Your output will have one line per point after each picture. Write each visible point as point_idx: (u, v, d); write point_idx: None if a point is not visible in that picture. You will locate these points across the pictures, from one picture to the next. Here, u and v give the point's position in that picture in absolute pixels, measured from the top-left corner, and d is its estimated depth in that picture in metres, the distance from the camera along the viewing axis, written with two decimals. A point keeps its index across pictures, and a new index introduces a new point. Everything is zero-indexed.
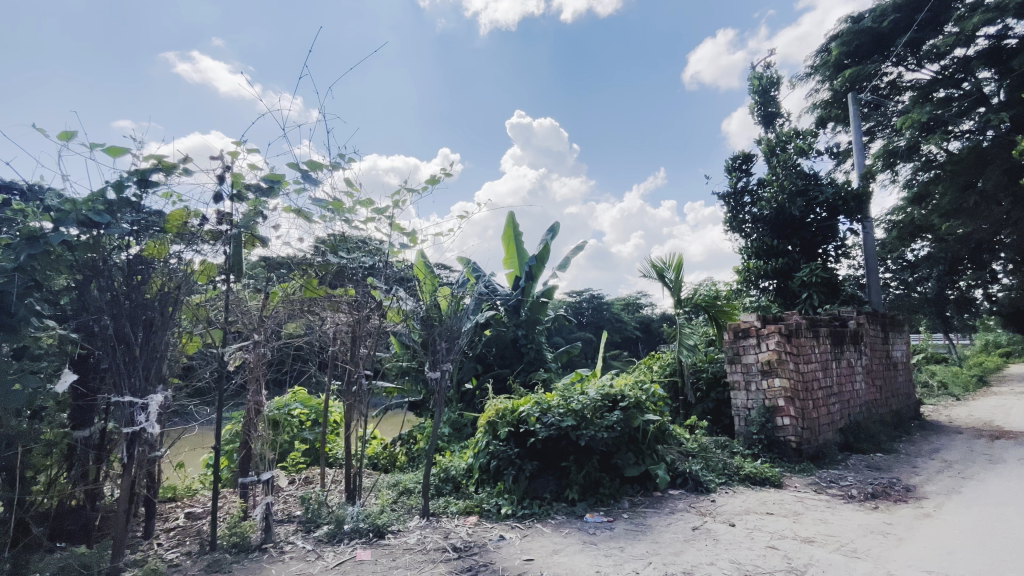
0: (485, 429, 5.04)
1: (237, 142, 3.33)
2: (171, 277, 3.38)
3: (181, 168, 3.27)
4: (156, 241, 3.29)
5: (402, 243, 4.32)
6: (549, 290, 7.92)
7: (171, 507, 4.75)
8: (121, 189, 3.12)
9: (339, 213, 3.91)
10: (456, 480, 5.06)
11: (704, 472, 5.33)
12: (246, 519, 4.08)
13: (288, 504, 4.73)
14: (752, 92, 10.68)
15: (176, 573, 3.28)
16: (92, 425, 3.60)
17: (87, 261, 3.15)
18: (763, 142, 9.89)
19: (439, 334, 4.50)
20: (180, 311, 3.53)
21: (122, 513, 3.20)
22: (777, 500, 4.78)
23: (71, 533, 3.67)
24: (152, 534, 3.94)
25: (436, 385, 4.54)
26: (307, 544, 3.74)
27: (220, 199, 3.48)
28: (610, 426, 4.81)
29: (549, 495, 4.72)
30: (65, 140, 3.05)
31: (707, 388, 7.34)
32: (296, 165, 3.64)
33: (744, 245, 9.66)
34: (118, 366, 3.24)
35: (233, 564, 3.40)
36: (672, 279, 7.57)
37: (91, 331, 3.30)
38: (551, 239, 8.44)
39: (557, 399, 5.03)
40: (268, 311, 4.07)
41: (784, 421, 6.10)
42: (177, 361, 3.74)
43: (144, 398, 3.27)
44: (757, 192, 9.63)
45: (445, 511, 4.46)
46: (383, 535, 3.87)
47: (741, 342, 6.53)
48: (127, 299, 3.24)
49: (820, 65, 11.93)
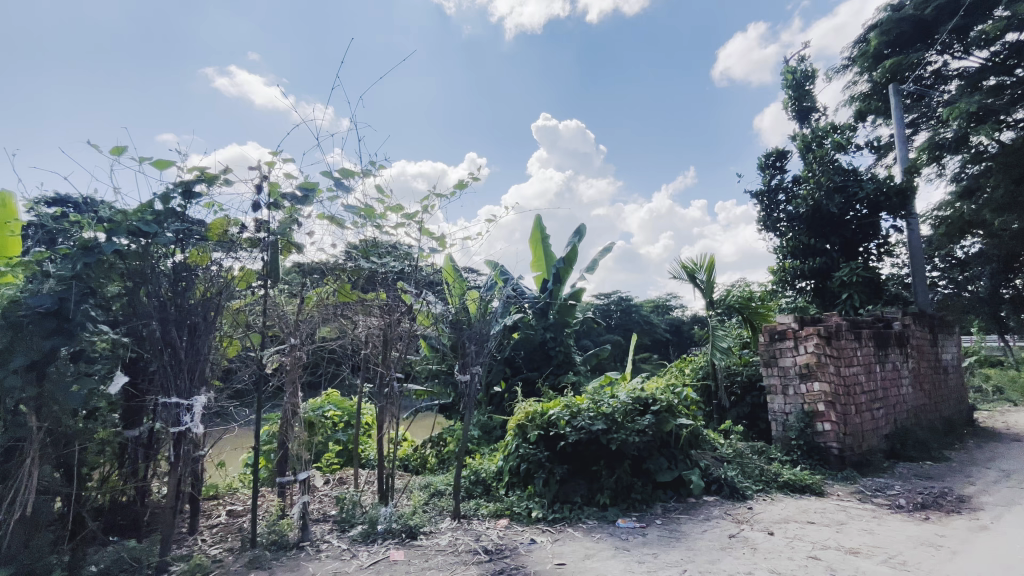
0: (514, 432, 5.05)
1: (273, 152, 3.47)
2: (213, 284, 3.55)
3: (222, 179, 3.42)
4: (199, 249, 3.48)
5: (432, 248, 4.39)
6: (577, 292, 7.89)
7: (214, 505, 4.94)
8: (168, 200, 3.28)
9: (370, 219, 4.00)
10: (486, 482, 5.07)
11: (740, 478, 5.18)
12: (284, 518, 4.20)
13: (324, 504, 4.85)
14: (786, 87, 10.39)
15: (219, 569, 3.40)
16: (141, 425, 3.82)
17: (137, 269, 3.32)
18: (798, 138, 9.60)
19: (468, 338, 4.57)
20: (221, 316, 3.70)
21: (169, 510, 3.35)
22: (819, 509, 4.60)
23: (123, 526, 3.88)
24: (196, 530, 4.11)
25: (466, 387, 4.60)
26: (342, 543, 3.81)
27: (259, 208, 3.61)
28: (641, 430, 4.77)
29: (581, 499, 4.67)
30: (116, 155, 3.23)
31: (742, 392, 7.14)
32: (329, 173, 3.75)
33: (779, 244, 9.39)
34: (165, 369, 3.41)
35: (272, 561, 3.50)
36: (704, 279, 7.41)
37: (139, 335, 3.47)
38: (579, 240, 8.42)
39: (587, 402, 4.99)
40: (303, 316, 4.21)
41: (825, 427, 5.87)
42: (218, 364, 3.89)
43: (189, 399, 3.43)
44: (792, 189, 9.36)
45: (475, 513, 4.47)
46: (416, 536, 3.91)
47: (777, 344, 6.32)
48: (173, 304, 3.42)
49: (859, 56, 11.47)
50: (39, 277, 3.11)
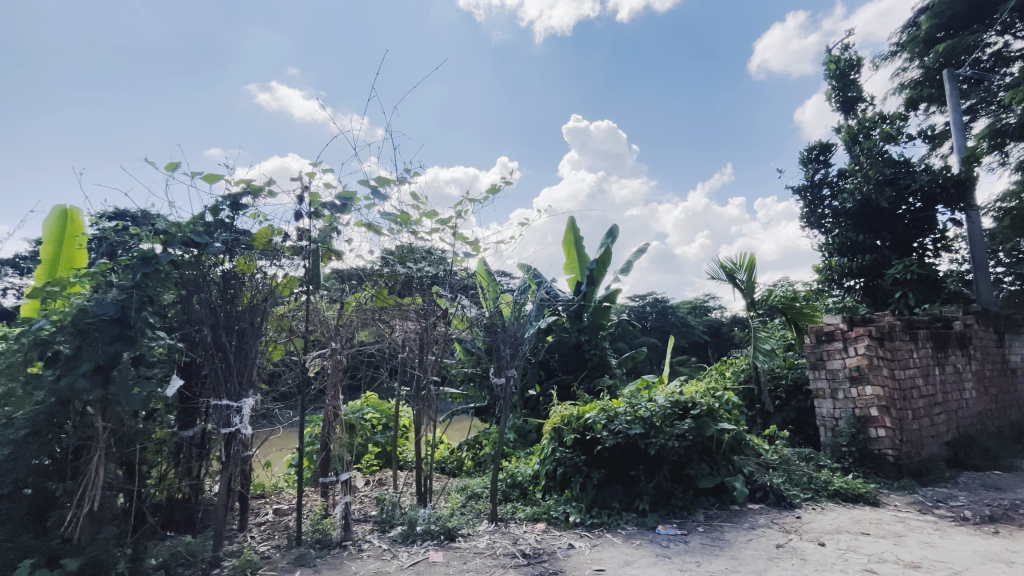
0: (550, 436, 5.00)
1: (313, 164, 3.61)
2: (259, 290, 3.73)
3: (267, 191, 3.57)
4: (245, 258, 3.66)
5: (466, 252, 4.44)
6: (612, 294, 7.79)
7: (262, 503, 5.14)
8: (217, 212, 3.46)
9: (406, 225, 4.09)
10: (523, 486, 5.06)
11: (787, 486, 4.97)
12: (327, 517, 4.33)
13: (365, 504, 4.97)
14: (828, 77, 9.97)
15: (268, 565, 3.53)
16: (195, 426, 3.99)
17: (190, 278, 3.52)
18: (844, 130, 9.16)
19: (503, 341, 4.60)
20: (267, 322, 3.86)
21: (221, 507, 3.53)
22: (874, 520, 4.35)
23: (179, 522, 4.10)
24: (246, 527, 4.29)
25: (501, 391, 4.63)
26: (383, 543, 3.89)
27: (301, 217, 3.75)
28: (681, 435, 4.67)
29: (619, 504, 4.59)
30: (170, 170, 3.43)
31: (787, 397, 6.87)
32: (366, 182, 3.86)
33: (825, 241, 9.00)
34: (217, 372, 3.60)
35: (317, 559, 3.61)
36: (744, 279, 7.18)
37: (193, 340, 3.67)
38: (612, 241, 8.32)
39: (624, 406, 4.91)
40: (343, 321, 4.33)
41: (879, 433, 5.57)
42: (264, 368, 4.04)
43: (238, 402, 3.60)
44: (837, 183, 8.97)
45: (513, 516, 4.47)
46: (454, 538, 3.96)
47: (825, 346, 6.06)
48: (222, 311, 3.60)
49: (908, 42, 10.88)
50: (103, 287, 3.31)
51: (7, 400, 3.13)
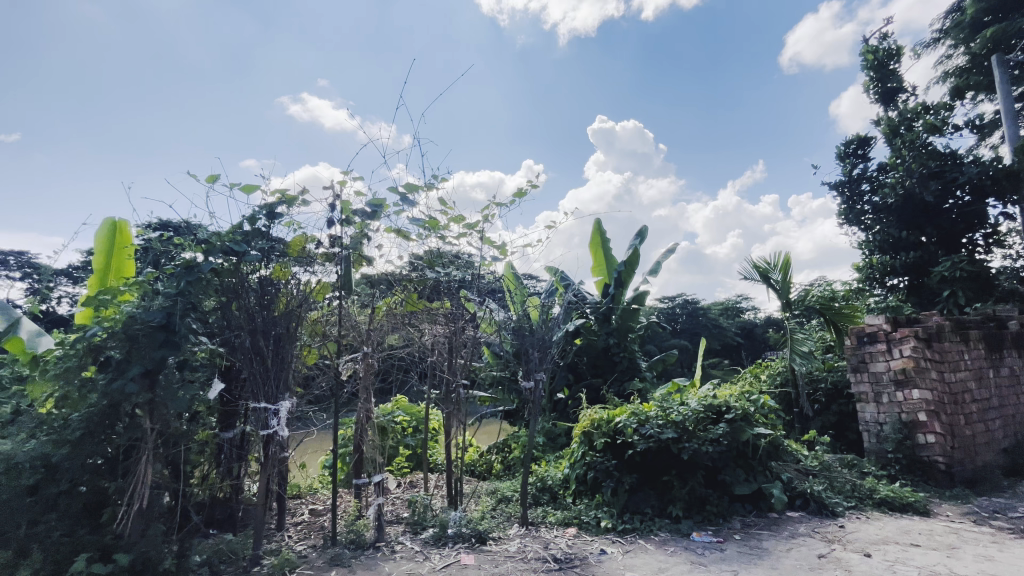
0: (580, 439, 4.96)
1: (344, 172, 3.70)
2: (294, 296, 3.86)
3: (300, 200, 3.68)
4: (280, 265, 3.79)
5: (493, 256, 4.46)
6: (640, 295, 7.69)
7: (298, 503, 5.28)
8: (254, 221, 3.59)
9: (434, 230, 4.14)
10: (553, 490, 5.03)
11: (829, 493, 4.78)
12: (360, 518, 4.41)
13: (396, 506, 5.04)
14: (865, 69, 9.60)
15: (305, 564, 3.62)
16: (235, 428, 4.15)
17: (230, 285, 3.66)
18: (883, 122, 8.79)
19: (531, 344, 4.60)
20: (302, 326, 3.98)
21: (260, 507, 3.67)
22: (925, 531, 4.14)
23: (221, 521, 4.26)
24: (284, 526, 4.41)
25: (530, 394, 4.62)
26: (415, 544, 3.94)
27: (333, 224, 3.85)
28: (715, 439, 4.57)
29: (652, 510, 4.51)
30: (211, 182, 3.58)
31: (827, 401, 6.62)
32: (395, 189, 3.93)
33: (865, 238, 8.65)
34: (255, 376, 3.72)
35: (352, 559, 3.68)
36: (779, 279, 6.97)
37: (233, 345, 3.80)
38: (640, 242, 8.21)
39: (655, 410, 4.83)
40: (374, 325, 4.42)
41: (928, 439, 5.30)
42: (299, 372, 4.15)
43: (276, 404, 3.72)
44: (878, 178, 8.61)
45: (543, 520, 4.45)
46: (485, 541, 3.97)
47: (867, 348, 5.83)
48: (260, 316, 3.73)
49: (952, 28, 10.36)
50: (150, 295, 3.47)
51: (64, 402, 3.31)
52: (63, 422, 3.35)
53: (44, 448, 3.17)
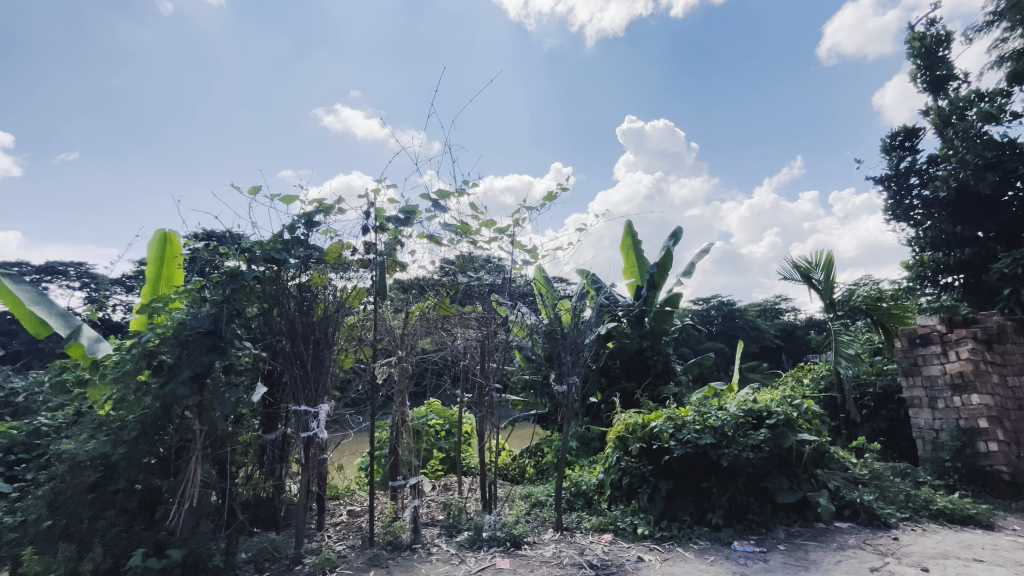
0: (615, 444, 4.89)
1: (378, 180, 3.79)
2: (332, 302, 3.98)
3: (337, 209, 3.80)
4: (318, 272, 3.92)
5: (524, 260, 4.47)
6: (674, 297, 7.54)
7: (337, 504, 5.41)
8: (294, 230, 3.72)
9: (466, 235, 4.19)
10: (588, 495, 4.96)
11: (881, 503, 4.55)
12: (397, 520, 4.48)
13: (432, 508, 5.09)
14: (912, 56, 9.14)
15: (344, 564, 3.70)
16: (277, 430, 4.29)
17: (272, 291, 3.81)
18: (933, 112, 8.33)
19: (564, 348, 4.58)
20: (339, 331, 4.09)
21: (302, 506, 3.78)
22: (989, 546, 3.88)
23: (265, 520, 4.41)
24: (324, 527, 4.53)
25: (563, 398, 4.60)
26: (451, 547, 3.98)
27: (368, 231, 3.95)
28: (756, 445, 4.42)
29: (690, 517, 4.40)
30: (253, 194, 3.74)
31: (876, 406, 6.32)
32: (427, 196, 4.01)
33: (915, 234, 8.22)
34: (296, 380, 3.85)
35: (389, 560, 3.74)
36: (821, 279, 6.69)
37: (274, 349, 3.94)
38: (673, 243, 8.06)
39: (692, 414, 4.72)
40: (408, 329, 4.49)
41: (990, 447, 4.98)
42: (337, 376, 4.27)
43: (315, 407, 3.83)
44: (928, 170, 8.18)
45: (578, 526, 4.40)
46: (520, 546, 3.95)
47: (919, 351, 5.54)
48: (300, 322, 3.85)
49: (1008, 9, 9.73)
50: (198, 302, 3.64)
51: (122, 403, 3.50)
52: (120, 423, 3.54)
53: (103, 447, 3.37)
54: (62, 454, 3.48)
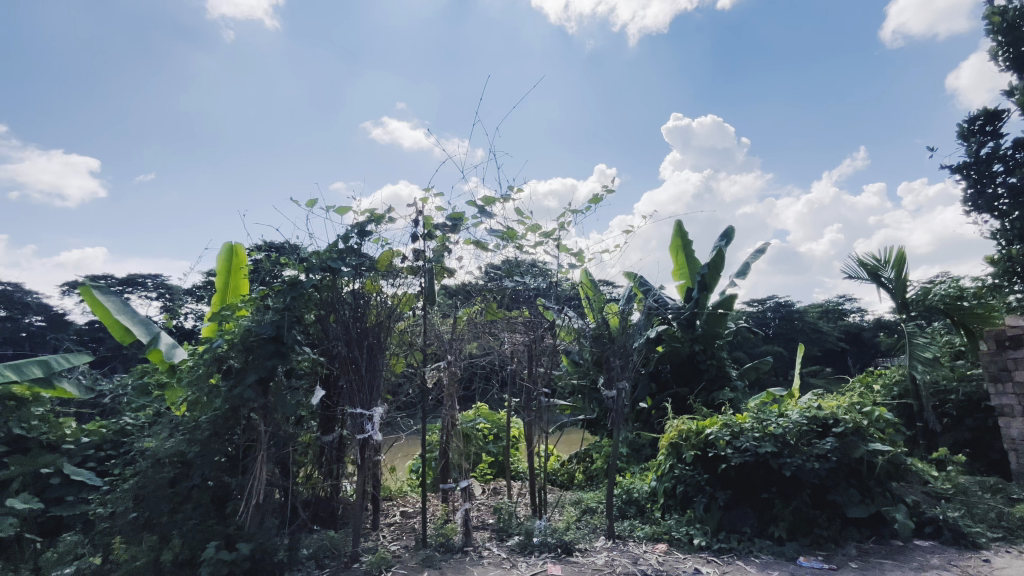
0: (667, 451, 4.74)
1: (427, 189, 3.89)
2: (383, 308, 4.11)
3: (387, 218, 3.93)
4: (371, 279, 4.07)
5: (570, 264, 4.44)
6: (727, 299, 7.24)
7: (390, 505, 5.56)
8: (348, 239, 3.87)
9: (512, 240, 4.21)
10: (640, 503, 4.82)
11: (968, 521, 4.16)
12: (449, 522, 4.54)
13: (482, 512, 5.13)
14: (991, 33, 8.38)
15: (399, 563, 3.79)
16: (334, 432, 4.47)
17: (328, 299, 3.98)
18: (1018, 91, 7.59)
19: (613, 352, 4.51)
20: (390, 337, 4.22)
21: (358, 506, 3.91)
22: None
23: (324, 518, 4.59)
24: (378, 527, 4.65)
25: (612, 403, 4.53)
26: (502, 551, 3.98)
27: (417, 239, 4.05)
28: (823, 455, 4.16)
29: (750, 530, 4.21)
30: (310, 207, 3.94)
31: (958, 414, 5.82)
32: (473, 202, 4.07)
33: (1001, 226, 7.50)
34: (352, 383, 4.00)
35: (442, 562, 3.80)
36: (892, 278, 6.23)
37: (331, 354, 4.11)
38: (725, 243, 7.75)
39: (750, 421, 4.51)
40: (456, 334, 4.58)
41: None
42: (389, 380, 4.39)
43: (370, 410, 3.98)
44: (1014, 156, 7.45)
45: (631, 534, 4.29)
46: (572, 552, 3.92)
47: (1010, 354, 5.28)
48: (355, 328, 4.01)
49: None
50: (262, 310, 3.86)
51: (196, 405, 3.76)
52: (193, 423, 3.80)
53: (180, 445, 3.63)
54: (146, 451, 3.78)
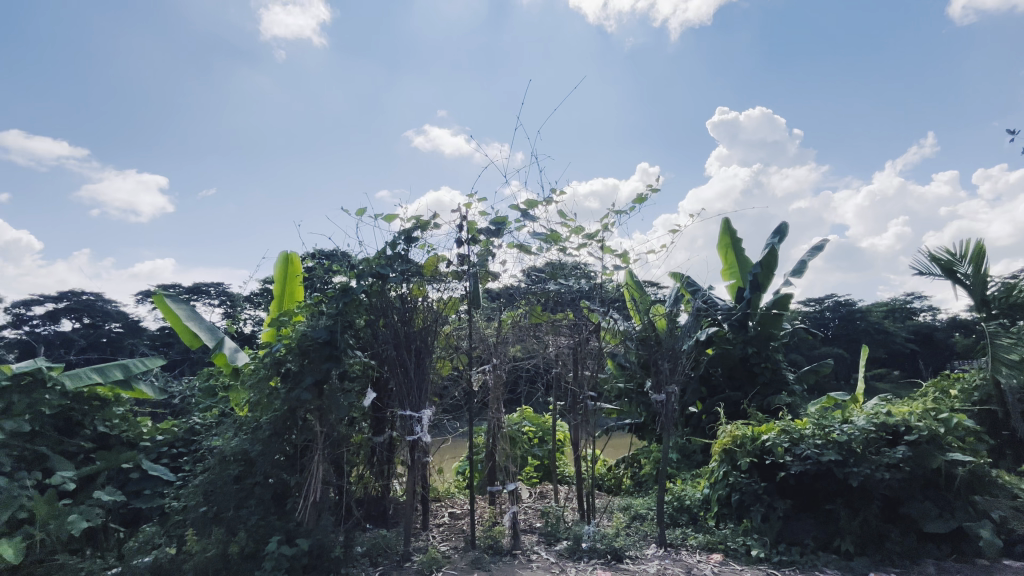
0: (720, 457, 4.53)
1: (470, 195, 3.96)
2: (430, 313, 4.20)
3: (432, 225, 4.02)
4: (418, 284, 4.16)
5: (615, 265, 4.39)
6: (782, 298, 6.91)
7: (439, 506, 5.65)
8: (396, 246, 3.99)
9: (555, 243, 4.21)
10: (692, 511, 4.66)
11: None
12: (496, 524, 4.57)
13: (530, 515, 5.13)
14: None
15: (449, 563, 3.86)
16: (385, 433, 4.59)
17: (378, 304, 4.10)
18: None
19: (661, 355, 4.40)
20: (436, 340, 4.30)
21: (409, 506, 4.02)
22: None
23: (376, 516, 4.74)
24: (428, 527, 4.74)
25: (661, 407, 4.41)
26: (551, 556, 3.97)
27: (462, 244, 4.12)
28: (894, 465, 3.90)
29: (813, 542, 4.01)
30: (359, 215, 4.09)
31: None
32: (517, 206, 4.10)
33: None
34: (401, 386, 4.10)
35: (491, 564, 3.83)
36: (969, 273, 5.75)
37: (381, 357, 4.23)
38: (778, 241, 7.40)
39: (811, 427, 4.27)
40: (501, 337, 4.62)
41: None
42: (436, 383, 4.47)
43: (419, 413, 4.07)
44: None
45: (684, 543, 4.15)
46: (622, 559, 3.84)
47: None
48: (403, 332, 4.12)
49: None
50: (317, 315, 4.03)
51: (257, 406, 3.96)
52: (255, 423, 4.01)
53: (243, 445, 3.84)
54: (214, 449, 4.03)
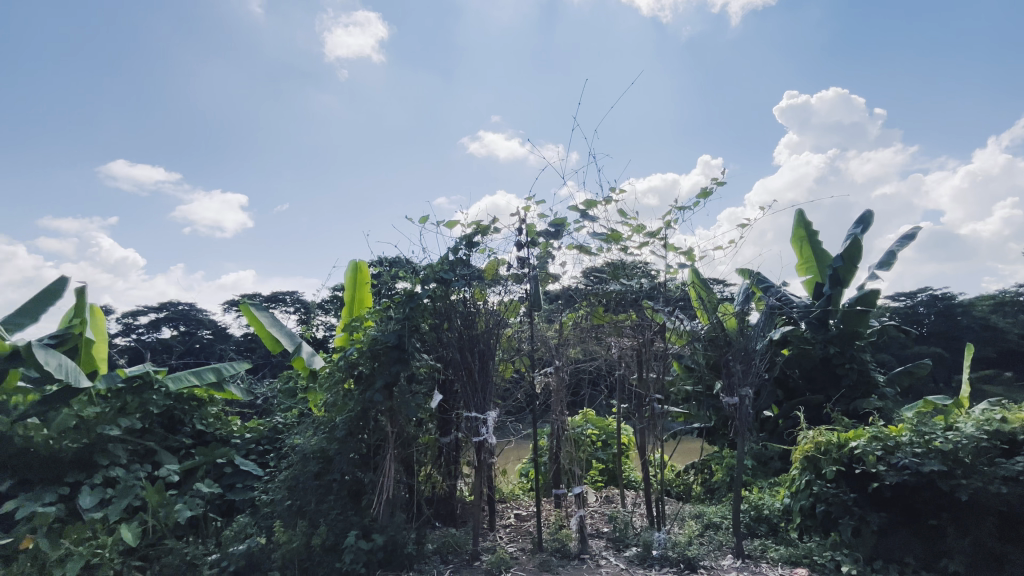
0: (802, 465, 4.22)
1: (529, 198, 3.99)
2: (491, 316, 4.26)
3: (492, 229, 4.09)
4: (479, 288, 4.24)
5: (679, 263, 4.25)
6: (868, 294, 6.37)
7: (505, 508, 5.70)
8: (457, 251, 4.08)
9: (616, 242, 4.13)
10: (772, 521, 4.38)
11: None
12: (563, 527, 4.53)
13: (596, 520, 5.04)
14: None
15: (517, 564, 3.88)
16: (451, 434, 4.70)
17: (441, 308, 4.22)
18: None
19: (733, 356, 4.19)
20: (499, 343, 4.34)
21: (477, 505, 4.09)
22: None
23: (445, 515, 4.87)
24: (495, 527, 4.78)
25: (734, 411, 4.18)
26: (620, 562, 3.88)
27: (521, 248, 4.15)
28: (1011, 478, 3.48)
29: (916, 562, 3.68)
30: (422, 223, 4.24)
31: None
32: (575, 208, 4.08)
33: None
34: (467, 388, 4.19)
35: (559, 567, 3.81)
36: None
37: (446, 360, 4.35)
38: (861, 231, 6.83)
39: (907, 434, 3.90)
40: (562, 340, 4.58)
41: None
42: (499, 385, 4.52)
43: (484, 414, 4.13)
44: None
45: (764, 555, 3.91)
46: (696, 569, 3.70)
47: None
48: (467, 335, 4.21)
49: None
50: (385, 320, 4.21)
51: (333, 406, 4.19)
52: (331, 423, 4.23)
53: (322, 443, 4.08)
54: (295, 447, 4.32)
